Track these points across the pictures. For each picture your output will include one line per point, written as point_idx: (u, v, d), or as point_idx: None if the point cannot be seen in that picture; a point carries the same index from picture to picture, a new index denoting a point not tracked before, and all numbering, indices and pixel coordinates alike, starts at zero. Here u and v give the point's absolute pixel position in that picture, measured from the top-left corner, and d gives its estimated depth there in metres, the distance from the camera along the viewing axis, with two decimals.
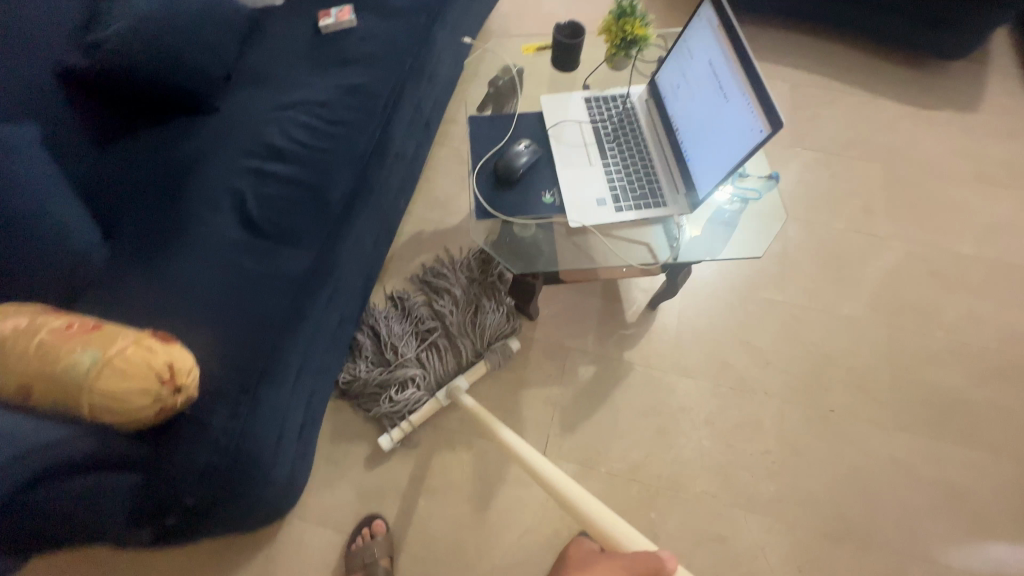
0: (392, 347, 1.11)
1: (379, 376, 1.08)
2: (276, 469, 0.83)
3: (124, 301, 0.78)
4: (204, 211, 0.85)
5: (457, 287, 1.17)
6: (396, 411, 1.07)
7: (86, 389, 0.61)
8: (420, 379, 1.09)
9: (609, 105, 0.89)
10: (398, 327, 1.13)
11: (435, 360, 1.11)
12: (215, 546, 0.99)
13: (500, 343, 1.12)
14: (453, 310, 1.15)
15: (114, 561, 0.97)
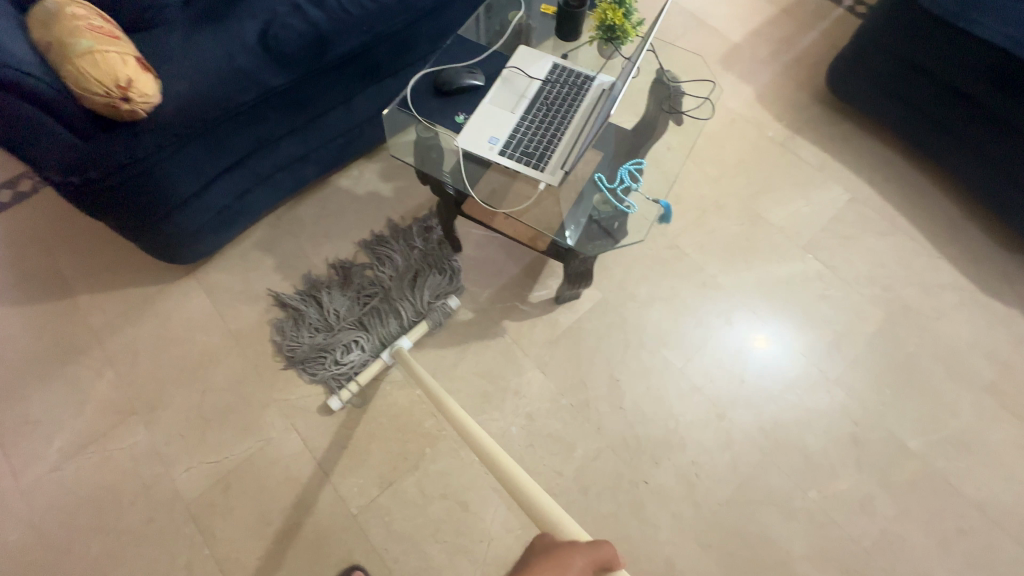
0: (336, 312, 1.18)
1: (323, 341, 1.15)
2: (180, 216, 1.07)
3: (157, 43, 1.04)
4: (244, 15, 1.06)
5: (405, 251, 1.25)
6: (342, 371, 1.12)
7: (72, 59, 0.85)
8: (362, 340, 1.15)
9: (570, 77, 0.93)
10: (342, 296, 1.19)
11: (375, 321, 1.17)
12: (138, 261, 1.26)
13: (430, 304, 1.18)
14: (394, 273, 1.22)
15: (85, 231, 1.29)
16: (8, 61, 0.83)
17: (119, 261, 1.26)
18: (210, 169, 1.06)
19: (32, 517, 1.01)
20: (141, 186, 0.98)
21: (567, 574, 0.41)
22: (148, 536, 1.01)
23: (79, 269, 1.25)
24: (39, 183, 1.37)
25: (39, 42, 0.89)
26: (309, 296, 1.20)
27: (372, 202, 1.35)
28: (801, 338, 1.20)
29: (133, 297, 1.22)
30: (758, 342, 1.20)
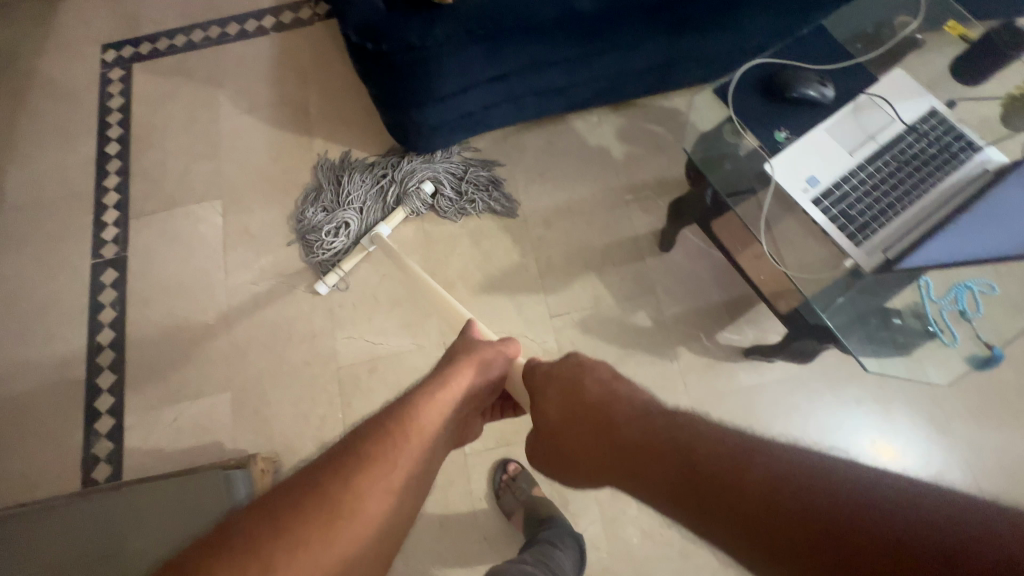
0: (346, 193, 1.20)
1: (324, 219, 1.19)
2: (431, 108, 1.05)
3: None
4: None
5: (426, 149, 1.23)
6: (328, 257, 1.17)
7: None
8: (355, 224, 1.19)
9: (948, 136, 0.70)
10: (361, 177, 1.20)
11: (375, 208, 1.21)
12: (370, 128, 1.30)
13: (417, 194, 1.18)
14: (412, 165, 1.21)
15: (337, 79, 1.35)
16: None
17: (357, 120, 1.31)
18: (478, 75, 1.01)
19: (227, 315, 1.18)
20: (416, 70, 0.94)
21: (477, 352, 0.63)
22: (302, 377, 1.13)
23: (322, 113, 1.32)
24: (315, 16, 1.43)
25: None
26: (327, 178, 1.23)
27: (599, 159, 1.24)
28: (950, 484, 0.99)
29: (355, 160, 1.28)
30: (874, 449, 1.02)
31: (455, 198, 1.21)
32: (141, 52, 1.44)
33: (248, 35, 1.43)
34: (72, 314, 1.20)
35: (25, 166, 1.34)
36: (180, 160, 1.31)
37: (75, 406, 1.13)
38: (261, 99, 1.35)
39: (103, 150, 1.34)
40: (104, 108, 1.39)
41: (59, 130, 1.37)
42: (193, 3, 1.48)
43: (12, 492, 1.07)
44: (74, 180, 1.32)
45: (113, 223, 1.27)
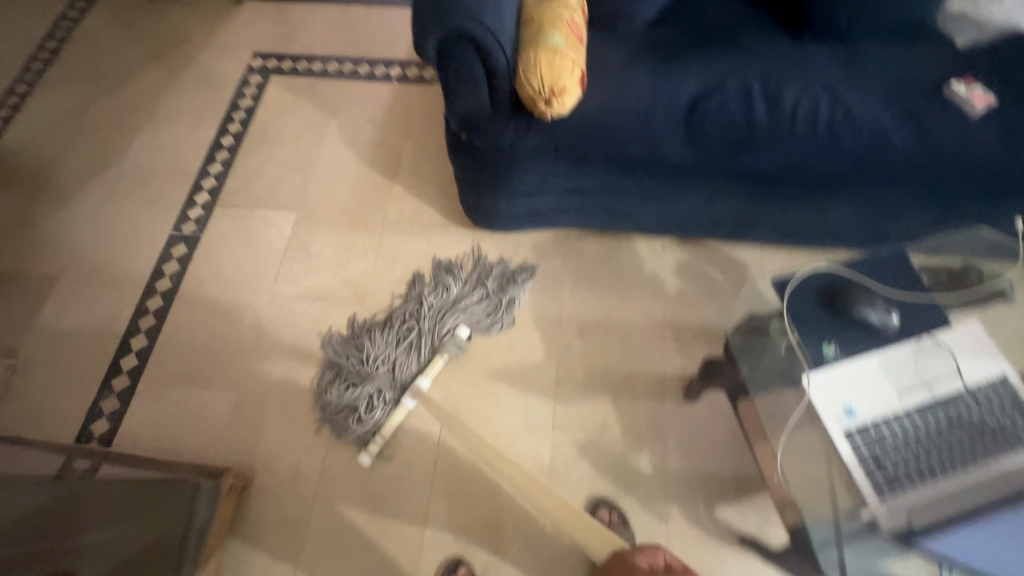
0: (371, 359, 1.15)
1: (355, 393, 1.11)
2: (503, 199, 1.09)
3: (602, 52, 1.03)
4: (693, 74, 1.00)
5: (448, 292, 1.22)
6: (368, 425, 1.09)
7: (535, 47, 0.87)
8: (388, 387, 1.12)
9: (1008, 413, 0.65)
10: (381, 337, 1.17)
11: (404, 363, 1.15)
12: (448, 191, 1.37)
13: (451, 339, 1.15)
14: (436, 313, 1.19)
15: (435, 139, 1.45)
16: (495, 23, 0.86)
17: (438, 180, 1.39)
18: (554, 185, 1.06)
19: (261, 319, 1.24)
20: (500, 167, 1.00)
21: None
22: (302, 402, 1.15)
23: (412, 164, 1.42)
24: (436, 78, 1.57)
25: (524, 15, 0.95)
26: (347, 348, 1.17)
27: (650, 286, 1.24)
28: None
29: (424, 215, 1.35)
30: None
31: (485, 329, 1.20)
32: (283, 67, 1.62)
33: (374, 78, 1.58)
34: (138, 274, 1.31)
35: (154, 134, 1.52)
36: (277, 168, 1.44)
37: (104, 357, 1.21)
38: (364, 137, 1.47)
39: (219, 139, 1.50)
40: (234, 105, 1.56)
41: (192, 112, 1.55)
42: (340, 38, 1.66)
43: (22, 417, 1.15)
44: (186, 158, 1.47)
45: (201, 205, 1.40)
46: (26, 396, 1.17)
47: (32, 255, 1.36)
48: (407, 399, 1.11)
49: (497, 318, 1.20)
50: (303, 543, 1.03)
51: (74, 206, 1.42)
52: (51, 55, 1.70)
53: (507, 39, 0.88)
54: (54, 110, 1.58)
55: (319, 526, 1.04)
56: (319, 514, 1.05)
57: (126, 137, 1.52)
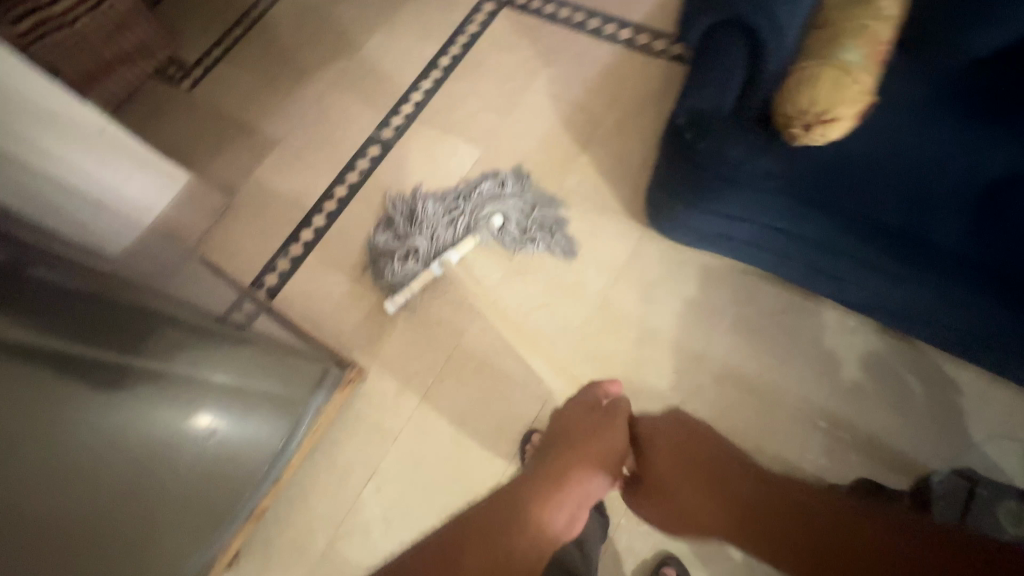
0: (419, 223, 1.27)
1: (396, 245, 1.25)
2: (694, 213, 0.97)
3: (890, 93, 0.88)
4: (1000, 153, 0.82)
5: (499, 187, 1.29)
6: (399, 277, 1.22)
7: (822, 61, 0.72)
8: (423, 250, 1.24)
9: None
10: (431, 205, 1.28)
11: (442, 237, 1.25)
12: (633, 178, 1.28)
13: (485, 223, 1.24)
14: (481, 199, 1.28)
15: (640, 119, 1.35)
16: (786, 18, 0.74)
17: (627, 163, 1.30)
18: (761, 225, 0.92)
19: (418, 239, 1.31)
20: (710, 183, 0.85)
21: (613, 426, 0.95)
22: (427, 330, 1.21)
23: (606, 138, 1.34)
24: (666, 52, 1.43)
25: (820, 16, 0.79)
26: (402, 208, 1.31)
27: (821, 364, 1.06)
28: None
29: (599, 195, 1.28)
30: None
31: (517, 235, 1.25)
32: (517, 1, 1.59)
33: (601, 35, 1.49)
34: (337, 161, 1.45)
35: (387, 37, 1.62)
36: (478, 100, 1.46)
37: (291, 224, 1.38)
38: (569, 95, 1.42)
39: (437, 58, 1.55)
40: (461, 28, 1.59)
41: (424, 25, 1.62)
42: None
43: (222, 249, 1.37)
44: (405, 67, 1.56)
45: (403, 115, 1.48)
46: (229, 233, 1.40)
47: (265, 117, 1.57)
48: (435, 265, 1.22)
49: (531, 225, 1.25)
50: (387, 451, 1.12)
51: (306, 85, 1.60)
52: None
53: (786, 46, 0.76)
54: None
55: (405, 444, 1.12)
56: (409, 433, 1.13)
57: (364, 34, 1.65)
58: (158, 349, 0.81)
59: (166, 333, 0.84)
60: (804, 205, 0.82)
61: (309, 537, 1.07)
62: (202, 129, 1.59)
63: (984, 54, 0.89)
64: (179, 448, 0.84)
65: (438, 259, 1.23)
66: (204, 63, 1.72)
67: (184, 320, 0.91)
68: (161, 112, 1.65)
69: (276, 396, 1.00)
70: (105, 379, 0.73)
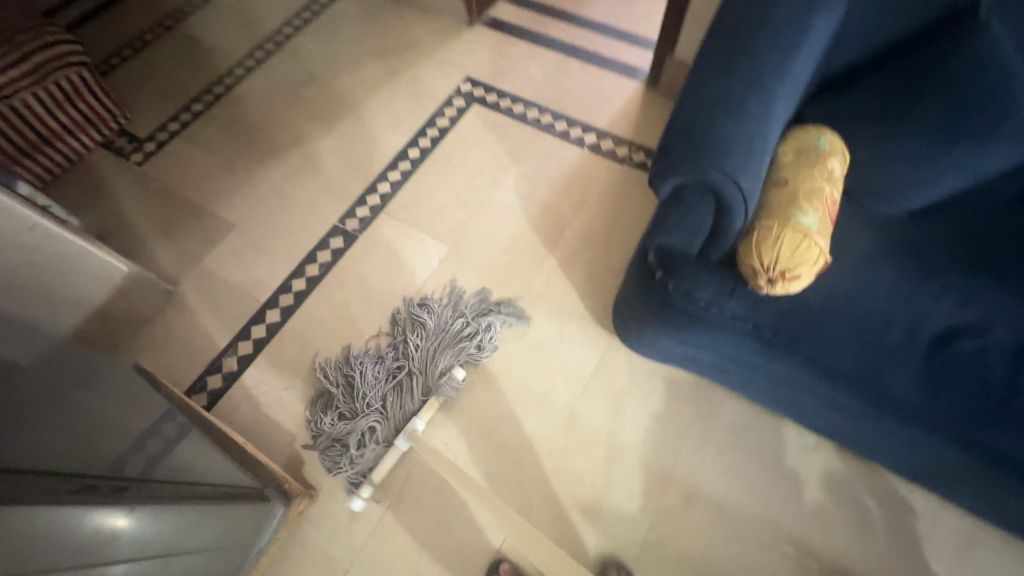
0: (362, 397, 1.14)
1: (343, 431, 1.10)
2: (664, 339, 0.97)
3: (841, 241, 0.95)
4: (941, 303, 0.88)
5: (442, 333, 1.22)
6: (360, 463, 1.08)
7: (782, 220, 0.77)
8: (381, 428, 1.11)
9: None
10: (374, 368, 1.17)
11: (397, 404, 1.14)
12: (600, 284, 1.30)
13: (447, 382, 1.15)
14: (426, 349, 1.19)
15: (607, 223, 1.39)
16: (749, 180, 0.78)
17: (594, 267, 1.33)
18: (729, 357, 0.93)
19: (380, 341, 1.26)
20: (680, 319, 0.87)
21: None
22: (386, 443, 1.14)
23: (573, 242, 1.36)
24: (629, 159, 1.50)
25: (775, 174, 0.85)
26: (337, 382, 1.17)
27: (786, 483, 1.07)
28: None
29: (567, 300, 1.29)
30: None
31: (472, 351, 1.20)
32: (487, 99, 1.65)
33: (568, 138, 1.55)
34: (297, 252, 1.40)
35: (355, 125, 1.62)
36: (447, 195, 1.46)
37: (241, 319, 1.30)
38: (537, 195, 1.45)
39: (406, 150, 1.56)
40: (432, 121, 1.61)
41: (393, 115, 1.63)
42: (549, 88, 1.66)
43: (162, 346, 1.26)
44: (372, 157, 1.55)
45: (369, 207, 1.46)
46: (171, 329, 1.29)
47: (220, 200, 1.50)
48: (402, 439, 1.10)
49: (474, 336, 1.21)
50: None
51: (268, 168, 1.55)
52: (300, 25, 1.88)
53: (752, 207, 0.80)
54: (285, 75, 1.75)
55: None
56: (362, 566, 1.03)
57: (331, 120, 1.64)
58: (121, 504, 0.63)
59: (26, 483, 0.55)
60: (770, 349, 0.85)
61: None
62: (150, 209, 1.49)
63: (918, 207, 0.98)
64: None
65: (404, 432, 1.11)
66: (158, 137, 1.64)
67: (49, 456, 0.64)
68: (103, 187, 1.54)
69: (192, 537, 0.74)
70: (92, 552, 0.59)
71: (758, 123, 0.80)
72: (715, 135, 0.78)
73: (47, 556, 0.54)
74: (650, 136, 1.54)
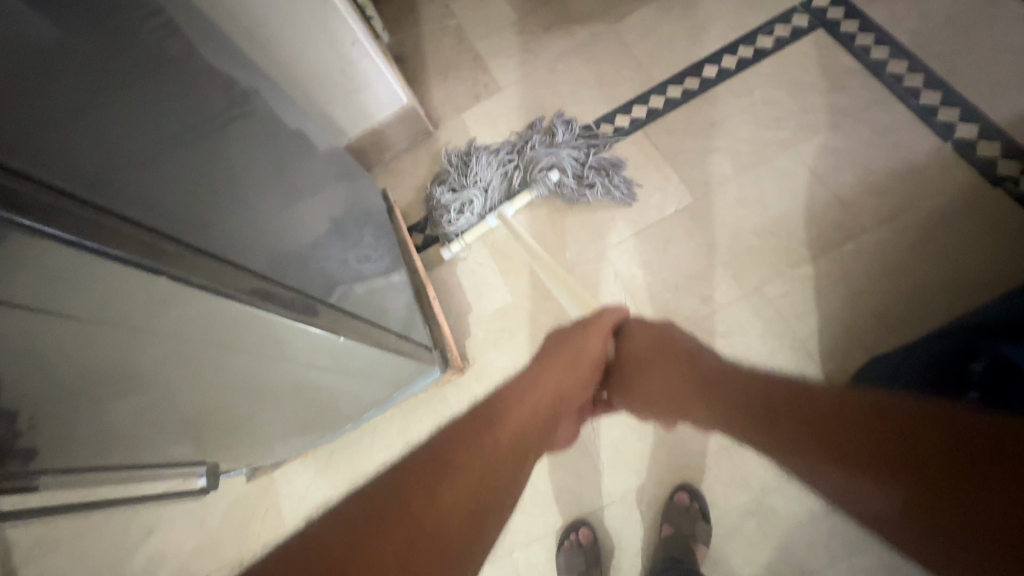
0: (472, 175, 1.28)
1: (450, 196, 1.26)
2: None
3: None
4: None
5: (553, 143, 1.28)
6: (455, 223, 1.26)
7: None
8: (479, 204, 1.26)
9: None
10: (489, 157, 1.28)
11: (498, 189, 1.27)
12: (854, 325, 1.01)
13: (543, 176, 1.21)
14: (538, 151, 1.26)
15: (914, 255, 1.01)
16: None
17: (859, 303, 1.01)
18: None
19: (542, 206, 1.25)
20: None
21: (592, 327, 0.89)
22: (540, 359, 1.16)
23: (850, 258, 1.04)
24: (1009, 181, 1.02)
25: None
26: (458, 161, 1.33)
27: None
28: None
29: (800, 323, 1.03)
30: None
31: (573, 187, 1.22)
32: (841, 27, 1.22)
33: (929, 119, 1.10)
34: None
35: (660, 12, 1.38)
36: (721, 136, 1.21)
37: None
38: (836, 181, 1.11)
39: (702, 64, 1.29)
40: (751, 36, 1.28)
41: (709, 14, 1.34)
42: (943, 36, 1.15)
43: (407, 179, 1.42)
44: (661, 60, 1.33)
45: (631, 117, 1.30)
46: (417, 165, 1.43)
47: (499, 56, 1.49)
48: (491, 219, 1.24)
49: (586, 177, 1.21)
50: None
51: (552, 36, 1.46)
52: None
53: None
54: None
55: None
56: None
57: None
58: (313, 324, 0.69)
59: (219, 271, 0.57)
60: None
61: (359, 476, 1.18)
62: (442, 45, 1.57)
63: None
64: (302, 392, 0.84)
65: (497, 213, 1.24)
66: None
67: (266, 262, 0.70)
68: (415, 12, 1.65)
69: (353, 369, 0.86)
70: (271, 347, 0.67)
71: None
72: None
73: (234, 337, 0.61)
74: None
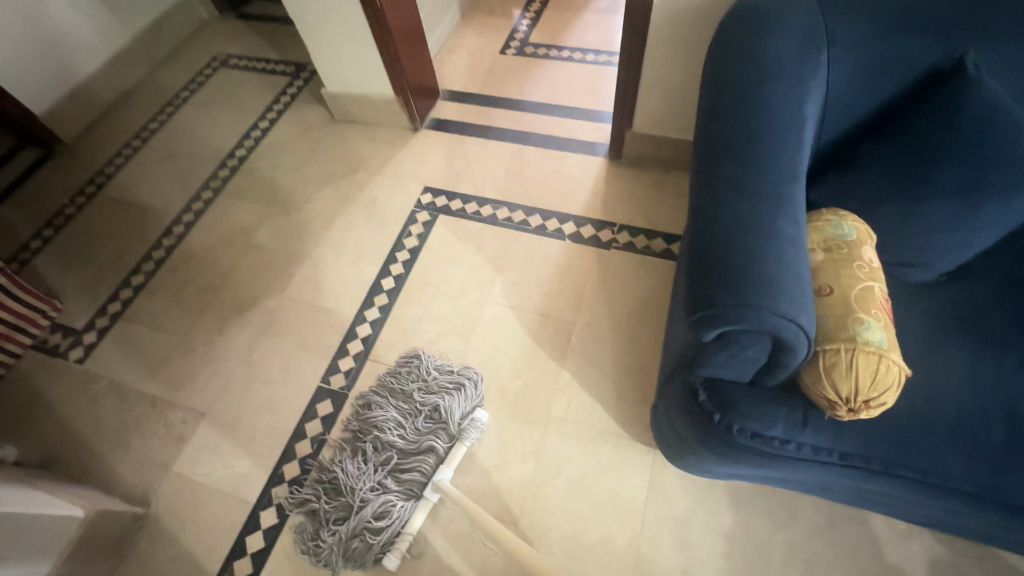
0: (345, 495, 1.07)
1: (348, 527, 1.03)
2: (723, 467, 0.87)
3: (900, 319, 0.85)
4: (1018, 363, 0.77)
5: (401, 392, 1.18)
6: (385, 537, 1.03)
7: (851, 344, 0.67)
8: (396, 494, 1.07)
9: None
10: (354, 466, 1.09)
11: (410, 473, 1.09)
12: (623, 391, 1.19)
13: (472, 424, 1.13)
14: (408, 412, 1.14)
15: (611, 320, 1.29)
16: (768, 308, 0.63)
17: (613, 372, 1.22)
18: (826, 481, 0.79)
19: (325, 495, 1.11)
20: (730, 452, 0.77)
21: None
22: None
23: (583, 348, 1.26)
24: (614, 242, 1.43)
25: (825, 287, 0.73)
26: (316, 493, 1.10)
27: None
28: None
29: (593, 419, 1.16)
30: None
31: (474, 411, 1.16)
32: (451, 207, 1.56)
33: (546, 231, 1.47)
34: (278, 433, 1.22)
35: (318, 263, 1.49)
36: (434, 324, 1.34)
37: (233, 532, 1.12)
38: (530, 304, 1.34)
39: (379, 280, 1.43)
40: (399, 243, 1.50)
41: (356, 245, 1.52)
42: (512, 183, 1.60)
43: None
44: (344, 296, 1.42)
45: (352, 356, 1.31)
46: (155, 561, 1.11)
47: (181, 384, 1.33)
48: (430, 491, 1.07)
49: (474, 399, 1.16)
50: None
51: (230, 332, 1.40)
52: (236, 165, 1.79)
53: (812, 339, 0.66)
54: (231, 223, 1.63)
55: None
56: None
57: (291, 262, 1.51)
58: None
59: None
60: (874, 477, 0.72)
61: None
62: (101, 414, 1.30)
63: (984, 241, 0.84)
64: None
65: (432, 483, 1.07)
66: (98, 324, 1.46)
67: None
68: (42, 400, 1.34)
69: None
70: None
71: (747, 243, 0.67)
72: (746, 275, 0.64)
73: None
74: (628, 213, 1.48)
